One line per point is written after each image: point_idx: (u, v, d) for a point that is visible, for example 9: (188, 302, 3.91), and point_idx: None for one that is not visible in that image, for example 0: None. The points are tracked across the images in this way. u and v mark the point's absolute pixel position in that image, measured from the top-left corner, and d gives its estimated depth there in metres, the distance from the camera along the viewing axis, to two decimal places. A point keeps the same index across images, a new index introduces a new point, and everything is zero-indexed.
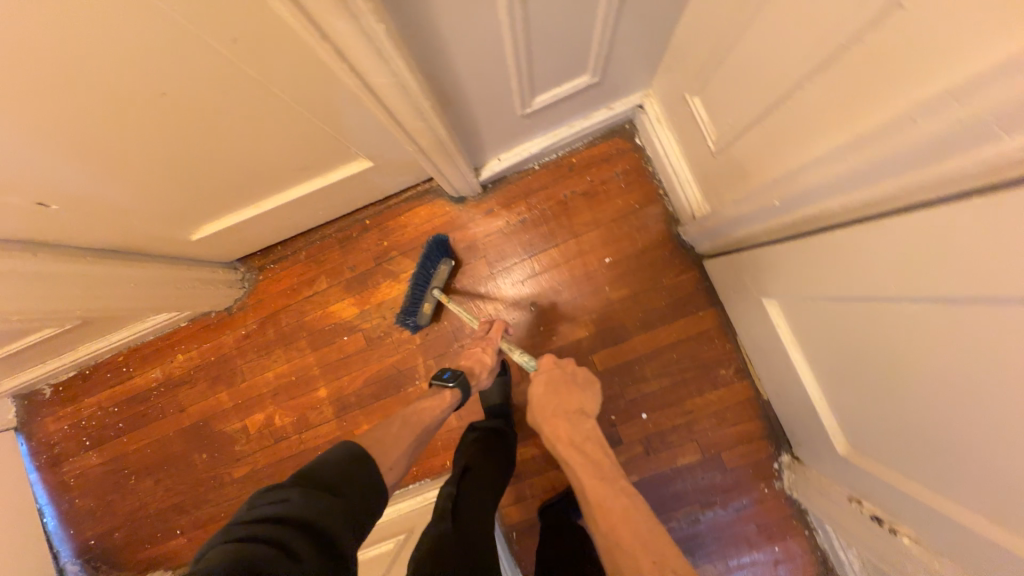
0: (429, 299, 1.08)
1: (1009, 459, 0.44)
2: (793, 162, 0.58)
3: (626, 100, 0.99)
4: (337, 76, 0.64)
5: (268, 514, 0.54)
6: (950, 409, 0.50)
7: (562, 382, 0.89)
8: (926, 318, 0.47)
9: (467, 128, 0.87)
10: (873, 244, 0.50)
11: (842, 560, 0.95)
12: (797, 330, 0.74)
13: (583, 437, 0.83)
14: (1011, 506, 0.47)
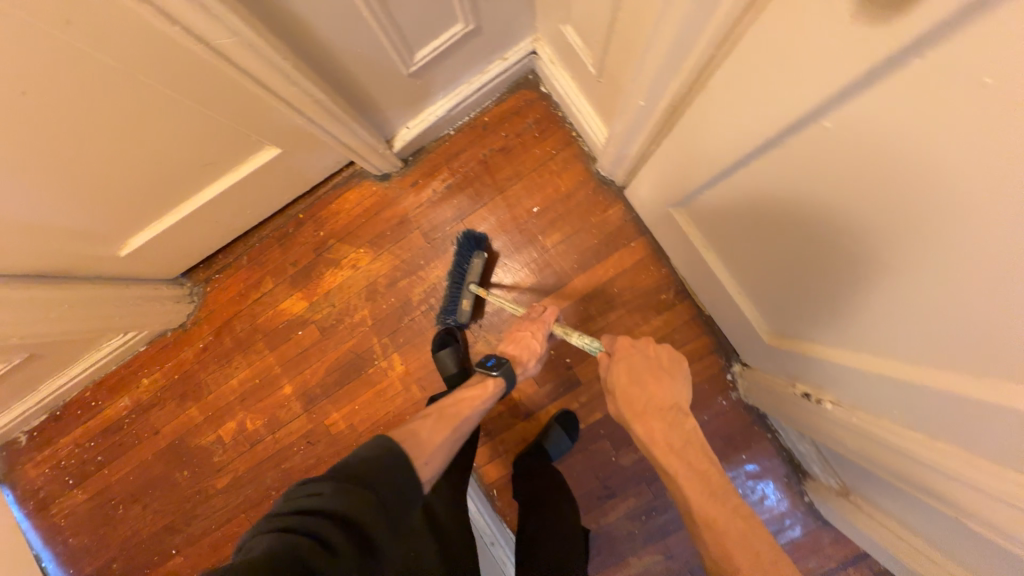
0: (467, 295, 1.04)
1: (928, 307, 0.43)
2: (643, 58, 0.59)
3: (522, 46, 0.97)
4: (203, 56, 0.56)
5: (301, 510, 0.47)
6: (856, 270, 0.49)
7: (645, 369, 0.74)
8: (813, 176, 0.46)
9: (360, 101, 0.84)
10: (737, 112, 0.50)
11: (802, 453, 0.97)
12: (716, 229, 0.75)
13: (684, 439, 0.69)
14: (929, 350, 0.46)
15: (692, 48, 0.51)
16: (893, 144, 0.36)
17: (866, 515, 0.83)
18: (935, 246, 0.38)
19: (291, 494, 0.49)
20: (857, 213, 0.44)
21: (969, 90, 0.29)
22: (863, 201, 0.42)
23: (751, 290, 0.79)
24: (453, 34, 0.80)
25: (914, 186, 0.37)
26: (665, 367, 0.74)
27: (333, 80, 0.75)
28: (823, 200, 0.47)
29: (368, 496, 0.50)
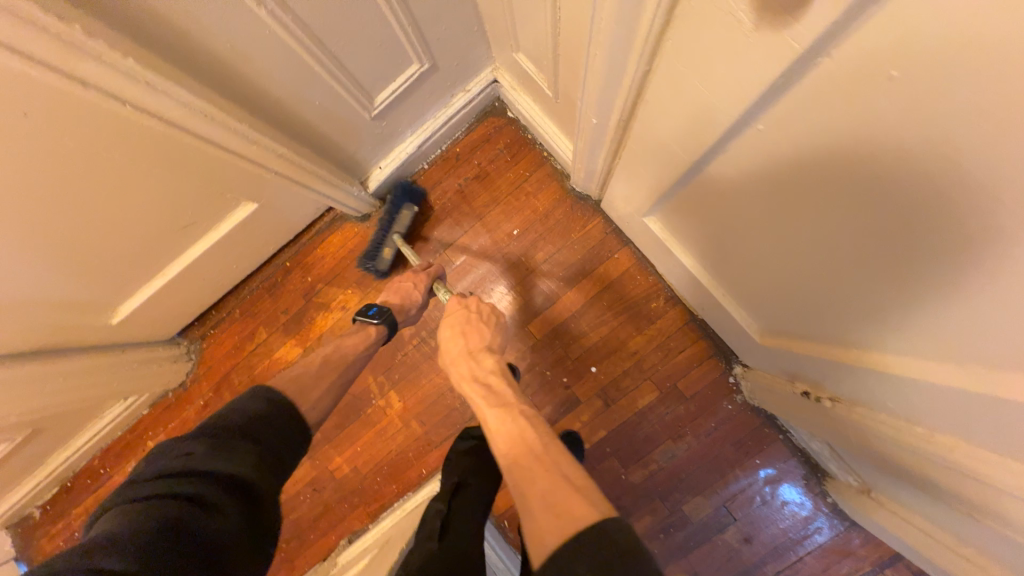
0: (391, 244, 1.05)
1: (910, 294, 0.42)
2: (591, 76, 0.60)
3: (482, 77, 0.99)
4: (167, 130, 0.58)
5: (167, 473, 0.49)
6: (835, 263, 0.48)
7: (466, 318, 0.76)
8: (777, 171, 0.46)
9: (327, 148, 0.86)
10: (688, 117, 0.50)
11: (818, 452, 0.93)
12: (689, 232, 0.75)
13: (488, 371, 0.68)
14: (921, 341, 0.45)
15: (631, 65, 0.52)
16: (844, 139, 0.36)
17: (891, 513, 0.78)
18: (904, 232, 0.37)
19: (155, 460, 0.50)
20: (824, 204, 0.43)
21: (912, 70, 0.29)
22: (828, 191, 0.41)
23: (735, 292, 0.78)
24: (409, 75, 0.82)
25: (871, 174, 0.36)
26: (484, 315, 0.77)
27: (295, 133, 0.77)
28: (789, 195, 0.47)
29: (242, 452, 0.54)
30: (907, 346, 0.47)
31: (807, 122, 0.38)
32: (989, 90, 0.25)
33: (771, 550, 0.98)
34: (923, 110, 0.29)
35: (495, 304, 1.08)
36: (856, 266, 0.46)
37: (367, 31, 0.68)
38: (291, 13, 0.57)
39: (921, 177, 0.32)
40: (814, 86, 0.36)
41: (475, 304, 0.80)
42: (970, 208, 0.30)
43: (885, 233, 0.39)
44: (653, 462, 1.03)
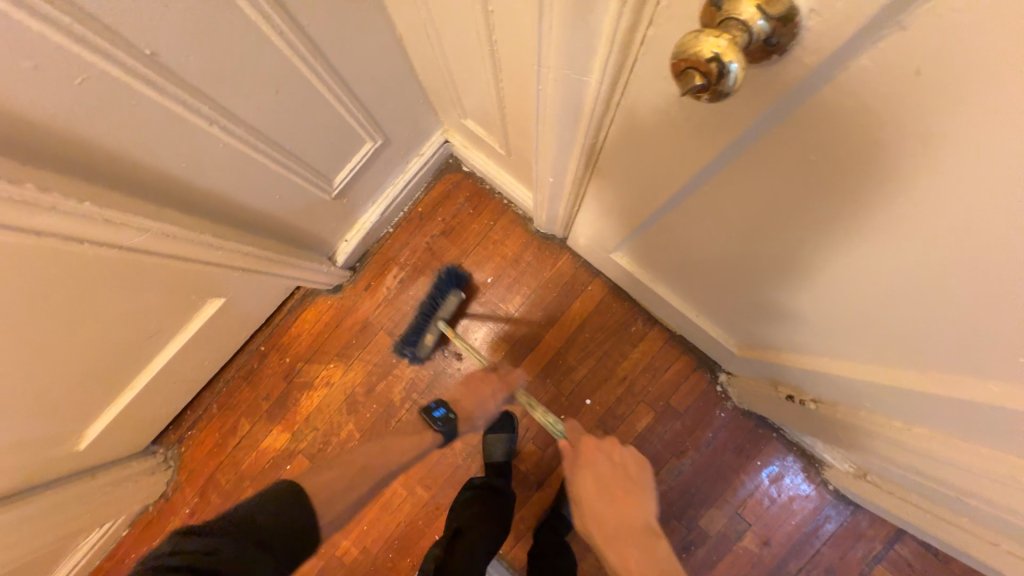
0: (433, 330, 1.03)
1: (862, 308, 0.46)
2: (538, 146, 0.64)
3: (433, 140, 1.02)
4: (133, 256, 0.58)
5: (171, 561, 0.46)
6: (791, 284, 0.52)
7: (612, 478, 0.77)
8: (721, 217, 0.50)
9: (292, 234, 0.86)
10: (631, 179, 0.55)
11: (812, 445, 0.97)
12: (653, 262, 0.80)
13: (659, 564, 0.65)
14: (884, 348, 0.48)
15: (572, 149, 0.57)
16: (776, 195, 0.41)
17: (887, 494, 0.83)
18: (851, 262, 0.41)
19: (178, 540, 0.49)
20: (776, 242, 0.47)
21: (821, 148, 0.33)
22: (778, 233, 0.45)
23: (707, 311, 0.83)
24: (364, 153, 0.84)
25: (805, 221, 0.41)
26: (631, 473, 0.77)
27: (257, 229, 0.76)
28: (737, 234, 0.51)
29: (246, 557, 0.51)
30: (870, 352, 0.51)
31: (739, 182, 0.42)
32: (903, 158, 0.29)
33: (789, 547, 1.00)
34: (843, 173, 0.33)
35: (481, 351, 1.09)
36: (814, 290, 0.50)
37: (317, 125, 0.69)
38: (242, 125, 0.58)
39: (860, 220, 0.36)
40: (740, 159, 0.39)
41: (617, 454, 0.81)
42: (907, 243, 0.35)
43: (836, 263, 0.43)
44: (662, 482, 1.04)
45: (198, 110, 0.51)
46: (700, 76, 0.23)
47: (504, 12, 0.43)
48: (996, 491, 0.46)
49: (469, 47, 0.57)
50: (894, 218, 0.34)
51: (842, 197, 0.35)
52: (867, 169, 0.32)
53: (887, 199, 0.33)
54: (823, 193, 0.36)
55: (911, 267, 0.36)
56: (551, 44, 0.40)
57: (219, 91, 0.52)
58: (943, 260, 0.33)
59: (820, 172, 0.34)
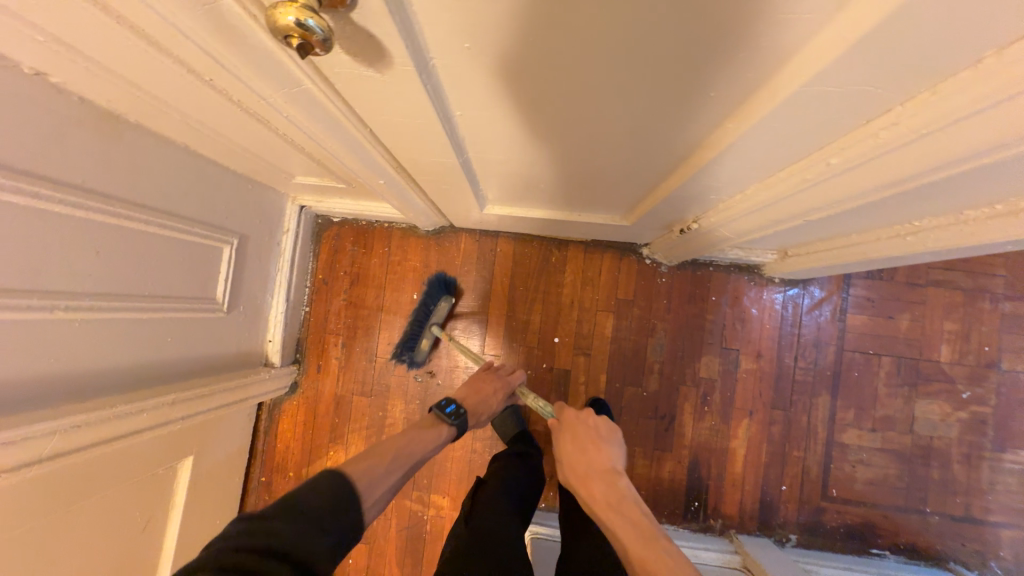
0: (429, 335, 1.10)
1: (636, 136, 0.53)
2: (349, 164, 0.68)
3: (290, 211, 1.05)
4: (69, 454, 0.60)
5: (255, 551, 0.45)
6: (590, 150, 0.60)
7: (590, 437, 0.76)
8: (503, 134, 0.57)
9: (210, 362, 0.88)
10: (424, 150, 0.60)
11: (741, 258, 1.06)
12: (513, 199, 0.88)
13: (621, 495, 0.69)
14: (683, 149, 0.56)
15: (365, 149, 0.62)
16: (505, 98, 0.47)
17: (808, 256, 0.92)
18: (656, 109, 0.47)
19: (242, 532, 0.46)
20: (547, 127, 0.53)
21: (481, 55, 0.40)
22: (598, 119, 0.50)
23: (582, 208, 0.90)
24: (228, 256, 0.87)
25: (539, 104, 0.48)
26: (603, 434, 0.77)
27: (169, 378, 0.79)
28: (528, 140, 0.58)
29: (320, 538, 0.50)
30: (677, 160, 0.59)
31: (511, 98, 0.47)
32: (582, 19, 0.34)
33: (778, 347, 1.10)
34: (578, 52, 0.38)
35: (449, 344, 1.14)
36: (649, 143, 0.56)
37: (161, 258, 0.71)
38: (87, 296, 0.60)
39: (627, 80, 0.41)
40: (468, 79, 0.44)
41: (590, 417, 0.80)
42: (605, 73, 0.41)
43: (610, 114, 0.49)
44: (655, 364, 1.12)
45: (33, 304, 0.53)
46: (296, 38, 0.31)
47: (220, 81, 0.48)
48: (811, 201, 0.55)
49: (233, 121, 0.62)
50: (643, 65, 0.39)
51: (576, 69, 0.40)
52: (590, 39, 0.36)
53: (585, 52, 0.38)
54: (533, 69, 0.41)
55: (609, 90, 0.44)
56: (264, 84, 0.46)
57: (41, 279, 0.54)
58: (614, 72, 0.41)
59: (568, 58, 0.39)
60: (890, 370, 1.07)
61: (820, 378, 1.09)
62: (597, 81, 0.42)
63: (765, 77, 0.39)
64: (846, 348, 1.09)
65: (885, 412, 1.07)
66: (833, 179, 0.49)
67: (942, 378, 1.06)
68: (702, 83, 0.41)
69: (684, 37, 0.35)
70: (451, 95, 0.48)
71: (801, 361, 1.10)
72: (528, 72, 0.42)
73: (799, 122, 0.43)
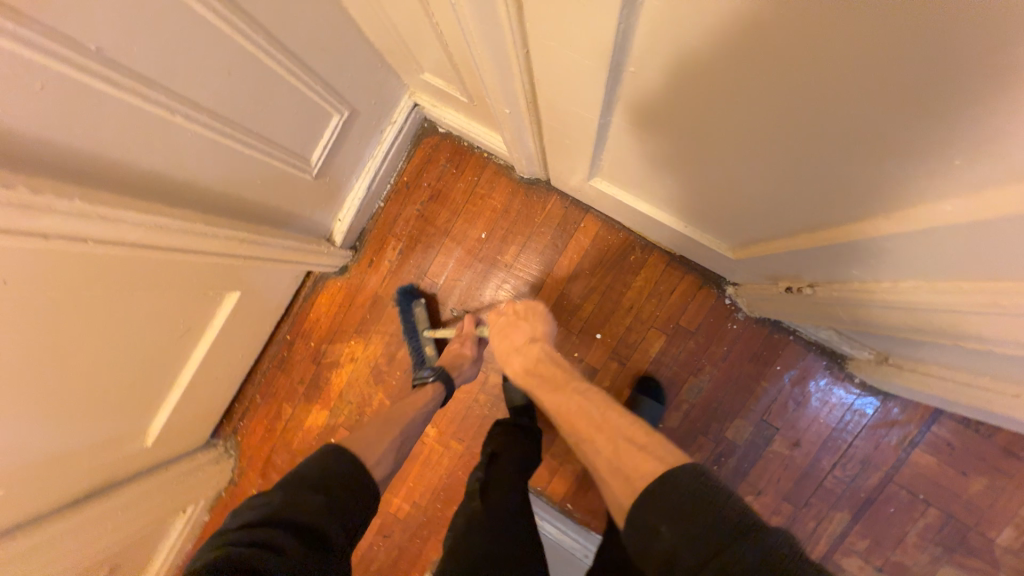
0: (428, 340, 1.10)
1: (819, 177, 0.44)
2: (484, 79, 0.63)
3: (403, 105, 1.03)
4: (145, 252, 0.65)
5: (249, 519, 0.54)
6: (748, 172, 0.51)
7: (505, 322, 0.90)
8: (664, 113, 0.49)
9: (282, 218, 0.91)
10: (569, 93, 0.54)
11: (830, 341, 0.95)
12: (626, 184, 0.80)
13: (534, 360, 0.79)
14: (862, 213, 0.46)
15: (511, 68, 0.56)
16: (697, 74, 0.40)
17: (909, 373, 0.80)
18: (863, 160, 0.38)
19: (239, 511, 0.56)
20: (720, 127, 0.45)
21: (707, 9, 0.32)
22: (782, 143, 0.42)
23: (692, 222, 0.82)
24: (334, 126, 0.86)
25: (733, 97, 0.40)
26: (520, 312, 0.92)
27: (247, 217, 0.82)
28: (690, 131, 0.50)
29: (313, 499, 0.59)
30: (846, 221, 0.49)
31: (699, 78, 0.40)
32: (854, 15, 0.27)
33: (820, 445, 1.01)
34: (816, 55, 0.31)
35: (497, 295, 1.12)
36: (815, 191, 0.47)
37: (275, 105, 0.71)
38: (204, 112, 0.61)
39: (866, 109, 0.33)
40: (675, 34, 0.37)
41: (510, 310, 0.94)
42: (837, 90, 0.33)
43: (805, 141, 0.40)
44: (684, 403, 1.05)
45: (158, 101, 0.55)
46: None
47: None
48: (981, 330, 0.45)
49: None
50: (890, 103, 0.31)
51: (809, 71, 0.33)
52: (853, 42, 0.28)
53: (834, 55, 0.30)
54: (753, 51, 0.34)
55: (828, 112, 0.35)
56: None
57: (174, 80, 0.55)
58: (852, 95, 0.32)
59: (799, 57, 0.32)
60: (932, 523, 0.96)
61: (850, 495, 0.99)
62: (815, 97, 0.35)
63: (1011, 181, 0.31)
64: (895, 480, 0.98)
65: (902, 559, 0.97)
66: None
67: (987, 558, 0.94)
68: (955, 155, 0.32)
69: (961, 92, 0.27)
70: (633, 48, 0.41)
71: (838, 470, 1.00)
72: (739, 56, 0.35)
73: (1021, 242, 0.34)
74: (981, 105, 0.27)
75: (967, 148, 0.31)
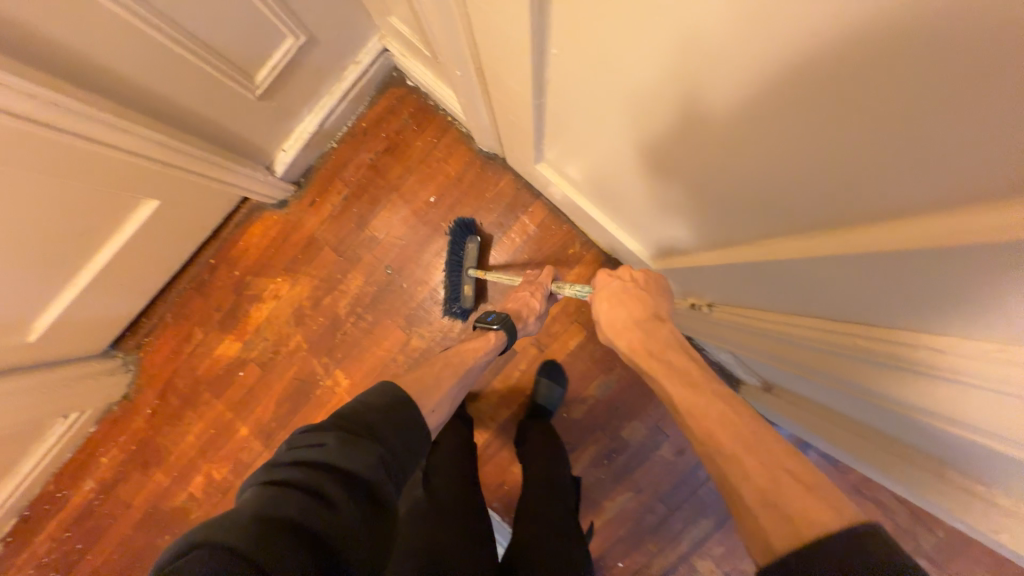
0: (468, 280, 1.05)
1: (733, 187, 0.47)
2: (435, 32, 0.61)
3: (372, 46, 1.00)
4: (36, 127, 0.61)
5: (304, 460, 0.44)
6: (675, 172, 0.53)
7: (623, 290, 0.66)
8: (600, 98, 0.50)
9: (217, 133, 0.87)
10: (506, 64, 0.54)
11: (728, 364, 1.02)
12: (570, 174, 0.82)
13: (664, 346, 0.57)
14: (763, 229, 0.49)
15: (457, 26, 0.55)
16: (632, 56, 0.40)
17: (787, 404, 0.87)
18: (770, 172, 0.40)
19: (291, 444, 0.46)
20: (654, 120, 0.46)
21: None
22: (706, 145, 0.44)
23: (625, 224, 0.84)
24: (286, 50, 0.82)
25: (665, 88, 0.41)
26: (641, 283, 0.66)
27: (170, 118, 0.78)
28: (625, 122, 0.51)
29: (372, 449, 0.47)
30: (751, 236, 0.52)
31: (646, 61, 0.39)
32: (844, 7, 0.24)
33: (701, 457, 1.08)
34: (738, 53, 0.32)
35: (435, 261, 1.12)
36: (733, 203, 0.49)
37: (218, 9, 0.67)
38: None
39: (777, 118, 0.34)
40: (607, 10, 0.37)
41: (628, 275, 0.69)
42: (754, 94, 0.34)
43: (726, 146, 0.42)
44: (589, 397, 1.10)
45: None
46: None
47: None
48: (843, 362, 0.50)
49: None
50: (799, 115, 0.33)
51: (732, 69, 0.33)
52: (769, 44, 0.29)
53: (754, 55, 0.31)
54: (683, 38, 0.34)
55: (746, 117, 0.37)
56: None
57: None
58: (766, 101, 0.34)
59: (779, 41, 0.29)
60: None
61: (717, 506, 1.08)
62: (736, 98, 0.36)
63: (892, 219, 0.33)
64: None
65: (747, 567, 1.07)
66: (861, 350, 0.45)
67: None
68: (841, 178, 0.35)
69: (916, 126, 0.26)
70: (603, 1, 0.36)
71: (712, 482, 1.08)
72: (716, 30, 0.31)
73: (905, 283, 0.36)
74: (864, 130, 0.29)
75: (851, 172, 0.33)
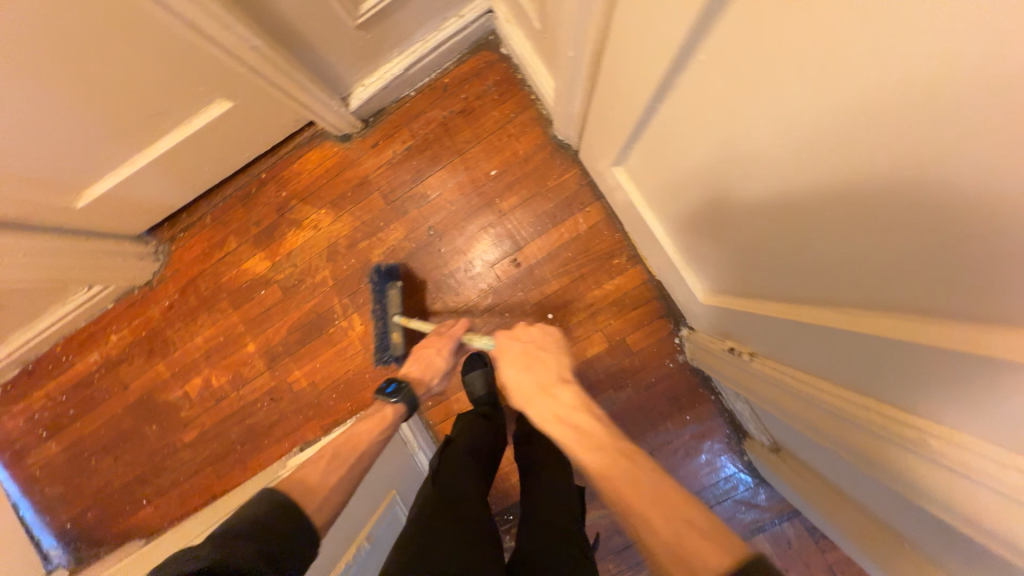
0: (396, 330, 1.04)
1: (798, 245, 0.45)
2: (563, 9, 0.60)
3: (479, 3, 0.98)
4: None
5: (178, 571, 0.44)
6: (744, 212, 0.52)
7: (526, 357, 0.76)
8: (701, 118, 0.48)
9: (307, 51, 0.85)
10: (630, 61, 0.52)
11: (741, 413, 1.01)
12: (641, 185, 0.80)
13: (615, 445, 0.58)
14: (814, 295, 0.48)
15: (593, 8, 0.53)
16: (750, 86, 0.39)
17: (789, 469, 0.86)
18: (839, 245, 0.39)
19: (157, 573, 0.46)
20: (745, 155, 0.45)
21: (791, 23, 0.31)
22: (786, 195, 0.43)
23: (680, 248, 0.82)
24: None
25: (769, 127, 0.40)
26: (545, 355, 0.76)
27: (268, 24, 0.77)
28: (717, 149, 0.49)
29: (246, 547, 0.50)
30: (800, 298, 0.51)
31: (762, 97, 0.38)
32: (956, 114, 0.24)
33: None
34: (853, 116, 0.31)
35: (478, 236, 1.10)
36: (792, 261, 0.48)
37: None
38: None
39: (864, 194, 0.33)
40: (750, 33, 0.35)
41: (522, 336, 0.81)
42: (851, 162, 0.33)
43: (805, 203, 0.41)
44: None
45: None
46: None
47: None
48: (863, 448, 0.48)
49: None
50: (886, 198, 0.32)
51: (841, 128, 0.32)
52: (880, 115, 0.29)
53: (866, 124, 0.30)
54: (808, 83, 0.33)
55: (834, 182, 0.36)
56: None
57: None
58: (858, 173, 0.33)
59: (856, 131, 0.31)
60: None
61: None
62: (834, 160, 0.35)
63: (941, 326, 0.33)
64: None
65: None
66: (885, 441, 0.44)
67: None
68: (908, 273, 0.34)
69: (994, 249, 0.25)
70: (745, 26, 0.35)
71: None
72: (843, 90, 0.31)
73: (945, 389, 0.35)
74: (944, 234, 0.29)
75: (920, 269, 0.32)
